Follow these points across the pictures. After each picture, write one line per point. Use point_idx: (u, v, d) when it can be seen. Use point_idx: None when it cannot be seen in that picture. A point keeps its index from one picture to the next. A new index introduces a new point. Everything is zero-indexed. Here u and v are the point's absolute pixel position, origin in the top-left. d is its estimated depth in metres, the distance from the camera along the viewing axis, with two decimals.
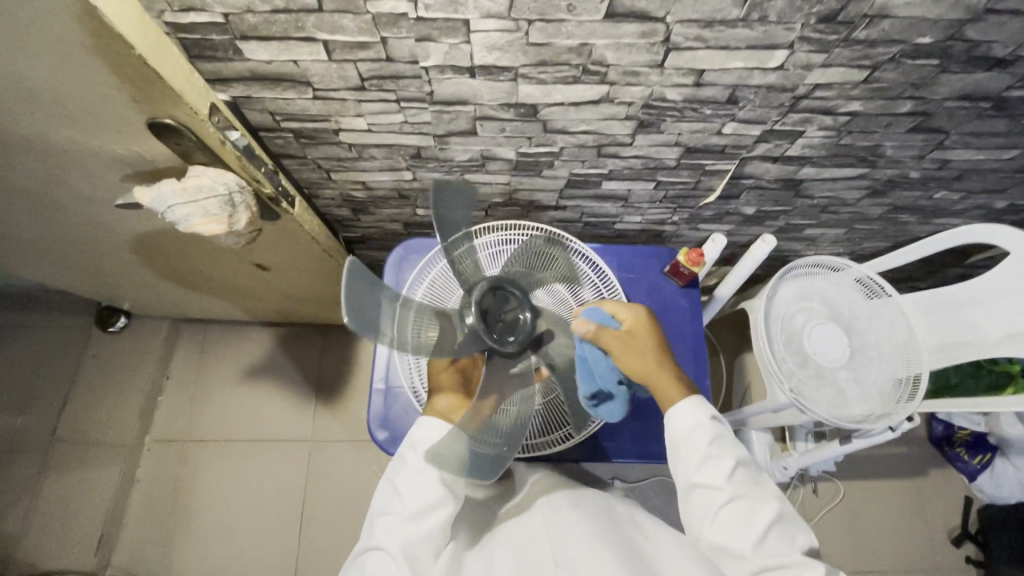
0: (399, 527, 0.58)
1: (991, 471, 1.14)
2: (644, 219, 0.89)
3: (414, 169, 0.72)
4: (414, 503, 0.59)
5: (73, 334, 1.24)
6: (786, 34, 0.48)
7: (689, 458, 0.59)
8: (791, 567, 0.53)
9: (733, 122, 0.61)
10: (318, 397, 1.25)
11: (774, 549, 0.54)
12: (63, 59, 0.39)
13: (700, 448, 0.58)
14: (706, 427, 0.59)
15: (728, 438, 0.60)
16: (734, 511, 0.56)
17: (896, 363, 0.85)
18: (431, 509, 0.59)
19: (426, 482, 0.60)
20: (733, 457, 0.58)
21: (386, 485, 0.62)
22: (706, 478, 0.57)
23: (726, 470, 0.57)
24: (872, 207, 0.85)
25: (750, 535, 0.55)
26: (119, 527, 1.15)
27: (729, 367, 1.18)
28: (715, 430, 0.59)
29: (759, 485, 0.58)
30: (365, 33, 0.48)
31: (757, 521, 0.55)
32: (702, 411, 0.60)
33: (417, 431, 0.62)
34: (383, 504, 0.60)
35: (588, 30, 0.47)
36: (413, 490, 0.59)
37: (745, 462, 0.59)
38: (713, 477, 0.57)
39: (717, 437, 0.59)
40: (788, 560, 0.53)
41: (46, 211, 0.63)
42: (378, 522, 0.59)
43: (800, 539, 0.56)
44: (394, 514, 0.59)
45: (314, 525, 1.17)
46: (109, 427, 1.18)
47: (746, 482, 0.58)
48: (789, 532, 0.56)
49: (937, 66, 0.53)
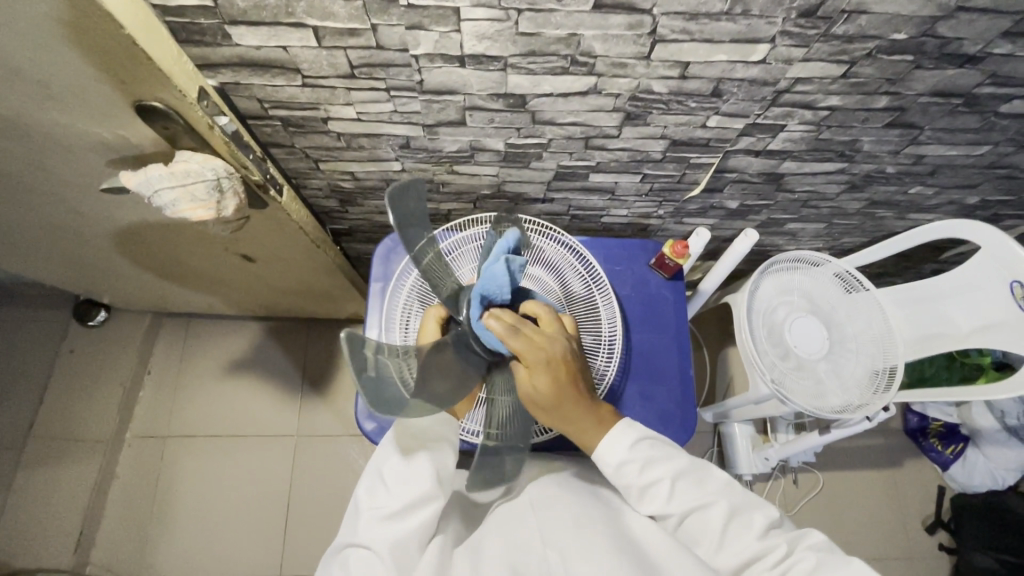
0: (387, 520, 0.56)
1: (963, 461, 1.18)
2: (631, 213, 0.90)
3: (402, 160, 0.73)
4: (402, 495, 0.57)
5: (50, 330, 1.21)
6: (768, 29, 0.49)
7: (629, 496, 0.59)
8: (757, 560, 0.54)
9: (717, 115, 0.62)
10: (304, 392, 1.24)
11: (738, 546, 0.55)
12: (47, 36, 0.38)
13: (634, 485, 0.58)
14: (631, 461, 0.58)
15: (658, 459, 0.58)
16: (691, 524, 0.57)
17: (873, 354, 0.87)
18: (420, 501, 0.57)
19: (415, 472, 0.59)
20: (666, 476, 0.57)
21: (372, 478, 0.61)
22: (651, 509, 0.58)
23: (663, 495, 0.57)
24: (850, 202, 0.87)
25: (711, 543, 0.56)
26: (98, 524, 1.12)
27: (713, 360, 1.20)
28: (640, 460, 0.58)
29: (701, 487, 0.58)
30: (355, 19, 0.48)
31: (712, 524, 0.56)
32: (626, 443, 0.58)
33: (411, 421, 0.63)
34: (369, 498, 0.59)
35: (577, 20, 0.48)
36: (401, 481, 0.58)
37: (683, 473, 0.58)
38: (657, 504, 0.57)
39: (647, 464, 0.58)
40: (755, 552, 0.54)
41: (26, 197, 0.62)
42: (365, 515, 0.58)
43: (758, 521, 0.56)
44: (382, 507, 0.57)
45: (299, 520, 1.16)
46: (87, 423, 1.16)
47: (691, 492, 0.58)
48: (745, 519, 0.56)
49: (912, 62, 0.54)
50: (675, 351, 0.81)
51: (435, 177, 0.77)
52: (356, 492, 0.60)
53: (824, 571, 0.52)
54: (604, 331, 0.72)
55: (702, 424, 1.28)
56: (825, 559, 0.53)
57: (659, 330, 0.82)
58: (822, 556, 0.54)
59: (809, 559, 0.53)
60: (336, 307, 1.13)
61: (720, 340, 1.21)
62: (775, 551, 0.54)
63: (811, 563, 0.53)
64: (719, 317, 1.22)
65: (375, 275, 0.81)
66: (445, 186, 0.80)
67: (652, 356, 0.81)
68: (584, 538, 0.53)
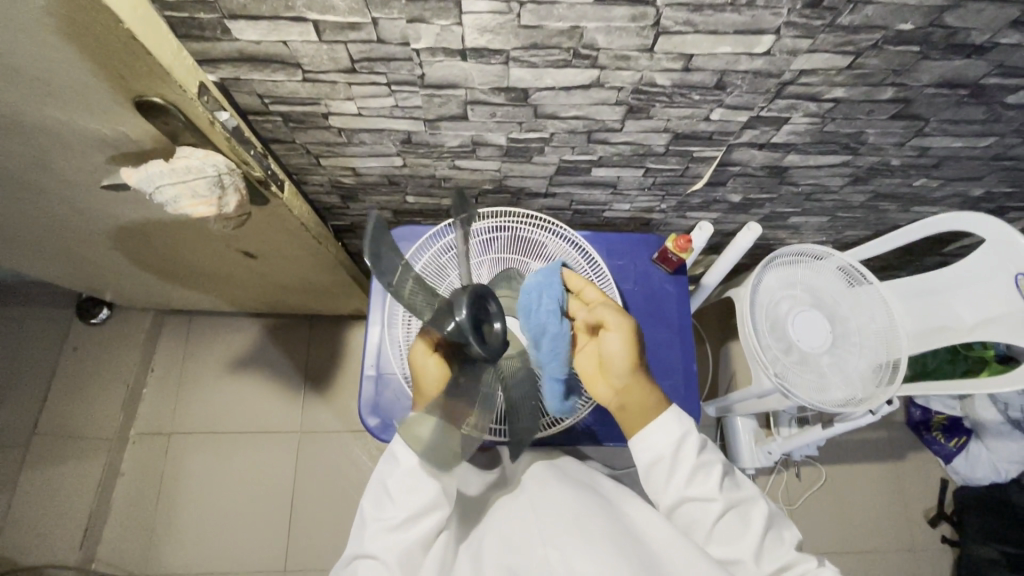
0: (392, 531, 0.57)
1: (967, 454, 1.18)
2: (633, 207, 0.90)
3: (403, 155, 0.72)
4: (406, 505, 0.57)
5: (52, 328, 1.21)
6: (772, 20, 0.49)
7: (678, 475, 0.58)
8: (790, 568, 0.55)
9: (720, 108, 0.62)
10: (306, 387, 1.24)
11: (774, 552, 0.56)
12: (48, 33, 0.38)
13: (689, 461, 0.58)
14: (690, 437, 0.59)
15: (709, 445, 0.60)
16: (730, 520, 0.57)
17: (877, 348, 0.87)
18: (426, 510, 0.57)
19: (419, 482, 0.58)
20: (717, 462, 0.59)
21: (378, 489, 0.60)
22: (697, 491, 0.57)
23: (714, 479, 0.58)
24: (854, 195, 0.86)
25: (751, 543, 0.55)
26: (103, 522, 1.13)
27: (716, 354, 1.20)
28: (698, 439, 0.59)
29: (741, 487, 0.60)
30: (356, 12, 0.48)
31: (752, 525, 0.56)
32: (685, 423, 0.60)
33: None
34: (374, 510, 0.59)
35: (579, 12, 0.47)
36: (406, 491, 0.58)
37: (728, 468, 0.60)
38: (705, 487, 0.57)
39: (702, 446, 0.59)
40: (785, 560, 0.55)
41: (28, 195, 0.61)
42: (372, 527, 0.57)
43: (789, 537, 0.58)
44: (387, 518, 0.57)
45: (303, 516, 1.16)
46: (91, 421, 1.16)
47: (733, 487, 0.59)
48: (778, 530, 0.58)
49: (918, 52, 0.54)
50: (678, 345, 0.81)
51: (437, 172, 0.77)
52: (361, 506, 0.60)
53: None
54: None
55: (705, 418, 1.28)
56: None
57: (662, 324, 0.82)
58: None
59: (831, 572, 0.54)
60: (337, 303, 1.13)
61: (723, 334, 1.20)
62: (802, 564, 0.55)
63: None
64: (722, 311, 1.22)
65: None
66: (446, 181, 0.80)
67: (655, 351, 0.80)
68: (591, 539, 0.53)
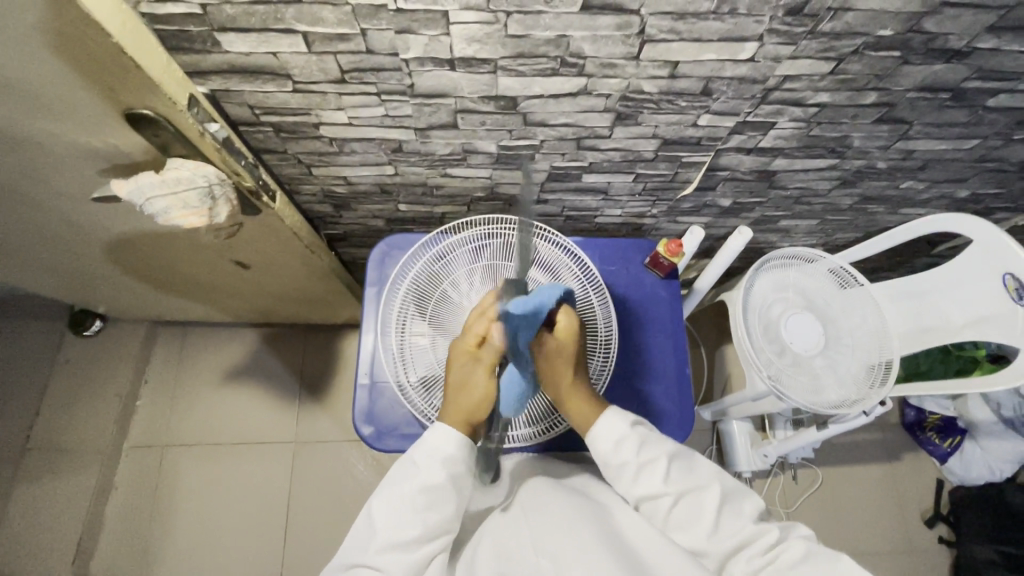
0: (402, 546, 0.55)
1: (961, 454, 1.19)
2: (624, 213, 0.91)
3: (395, 164, 0.73)
4: (422, 522, 0.56)
5: (45, 341, 1.21)
6: (755, 27, 0.50)
7: (625, 476, 0.61)
8: (750, 541, 0.56)
9: (707, 113, 0.63)
10: (302, 396, 1.24)
11: (732, 528, 0.57)
12: (38, 46, 0.38)
13: (631, 460, 0.61)
14: (629, 438, 0.62)
15: (652, 440, 0.62)
16: (684, 508, 0.58)
17: (870, 349, 0.87)
18: (440, 529, 0.57)
19: (438, 500, 0.58)
20: (662, 456, 0.61)
21: (391, 496, 0.58)
22: (644, 489, 0.60)
23: (660, 472, 0.60)
24: (843, 198, 0.87)
25: (706, 526, 0.57)
26: (96, 536, 1.12)
27: (711, 358, 1.20)
28: (637, 438, 0.62)
29: (695, 471, 0.61)
30: (344, 24, 0.48)
31: (707, 508, 0.58)
32: (621, 424, 0.63)
33: (433, 439, 0.60)
34: (383, 519, 0.57)
35: (565, 22, 0.48)
36: (419, 506, 0.57)
37: (678, 454, 0.62)
38: (651, 485, 0.59)
39: (643, 444, 0.62)
40: (745, 535, 0.56)
41: (18, 208, 0.61)
42: (381, 538, 0.56)
43: (749, 508, 0.59)
44: (398, 532, 0.56)
45: (300, 526, 1.16)
46: (85, 433, 1.15)
47: (685, 474, 0.60)
48: (737, 506, 0.59)
49: (899, 58, 0.55)
50: (671, 349, 0.81)
51: (428, 180, 0.77)
52: (370, 506, 0.59)
53: (811, 558, 0.53)
54: (601, 332, 0.73)
55: (702, 422, 1.28)
56: (815, 549, 0.54)
57: (655, 329, 0.82)
58: (809, 541, 0.56)
59: (796, 546, 0.54)
60: (332, 312, 1.13)
61: (717, 337, 1.21)
62: (765, 537, 0.56)
63: (800, 550, 0.54)
64: (715, 316, 1.23)
65: (370, 280, 0.81)
66: (438, 190, 0.80)
67: (648, 356, 0.81)
68: (578, 536, 0.54)
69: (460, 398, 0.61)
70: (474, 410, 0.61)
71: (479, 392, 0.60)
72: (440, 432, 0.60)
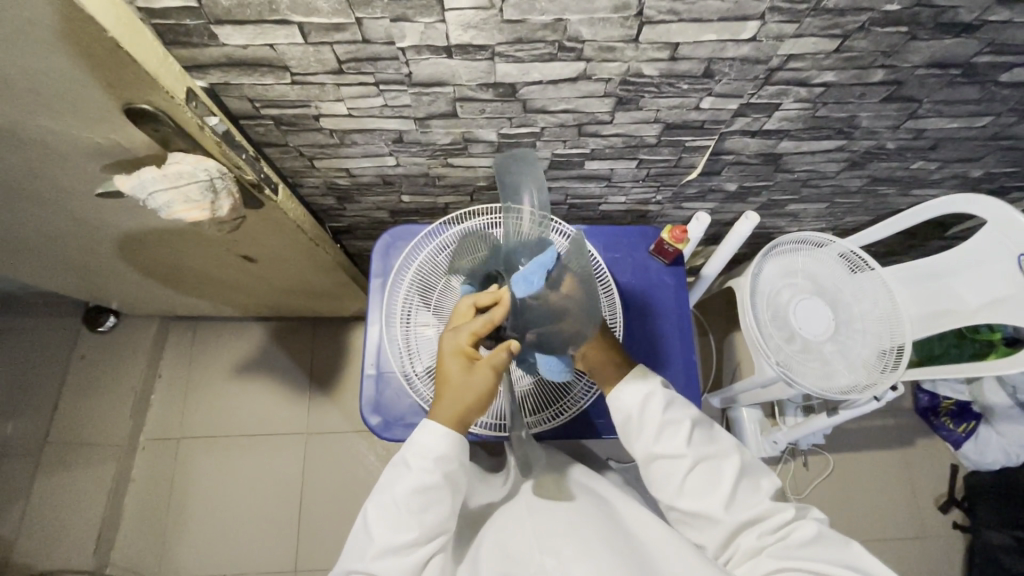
0: (397, 552, 0.55)
1: (976, 438, 1.17)
2: (629, 199, 0.90)
3: (396, 154, 0.73)
4: (418, 525, 0.56)
5: (61, 338, 1.23)
6: (756, 5, 0.48)
7: (646, 433, 0.61)
8: (763, 517, 0.57)
9: (710, 96, 0.62)
10: (313, 388, 1.25)
11: (746, 502, 0.58)
12: (33, 43, 0.38)
13: (655, 419, 0.61)
14: (655, 395, 0.62)
15: (679, 402, 0.63)
16: (700, 473, 0.59)
17: (881, 334, 0.86)
18: (437, 529, 0.57)
19: (432, 501, 0.57)
20: (687, 418, 0.61)
21: (385, 500, 0.58)
22: (666, 447, 0.60)
23: (682, 435, 0.60)
24: (852, 180, 0.86)
25: (722, 494, 0.58)
26: (117, 527, 1.14)
27: (719, 346, 1.19)
28: (665, 396, 0.62)
29: (715, 441, 0.61)
30: (340, 13, 0.48)
31: (723, 477, 0.58)
32: (650, 383, 0.63)
33: (422, 436, 0.59)
34: (379, 522, 0.57)
35: (562, 5, 0.47)
36: (415, 508, 0.57)
37: (700, 422, 0.62)
38: (674, 443, 0.60)
39: (670, 403, 0.62)
40: (758, 510, 0.57)
41: (25, 205, 0.62)
42: (378, 543, 0.55)
43: (764, 485, 0.60)
44: (394, 537, 0.56)
45: (312, 516, 1.17)
46: (100, 428, 1.18)
47: (705, 441, 0.61)
48: (753, 480, 0.60)
49: (907, 33, 0.53)
50: (677, 336, 0.81)
51: (431, 170, 0.77)
52: (365, 508, 0.58)
53: (824, 541, 0.54)
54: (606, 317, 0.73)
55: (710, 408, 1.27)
56: (825, 531, 0.56)
57: (662, 316, 0.82)
58: (823, 526, 0.57)
59: (811, 528, 0.55)
60: (339, 304, 1.14)
61: (725, 323, 1.20)
62: (779, 514, 0.57)
63: (813, 529, 0.55)
64: (723, 303, 1.22)
65: (375, 271, 0.81)
66: (440, 180, 0.80)
67: (654, 343, 0.80)
68: (586, 539, 0.55)
69: (452, 399, 0.58)
70: (466, 410, 0.58)
71: (478, 396, 0.58)
72: (431, 430, 0.58)
